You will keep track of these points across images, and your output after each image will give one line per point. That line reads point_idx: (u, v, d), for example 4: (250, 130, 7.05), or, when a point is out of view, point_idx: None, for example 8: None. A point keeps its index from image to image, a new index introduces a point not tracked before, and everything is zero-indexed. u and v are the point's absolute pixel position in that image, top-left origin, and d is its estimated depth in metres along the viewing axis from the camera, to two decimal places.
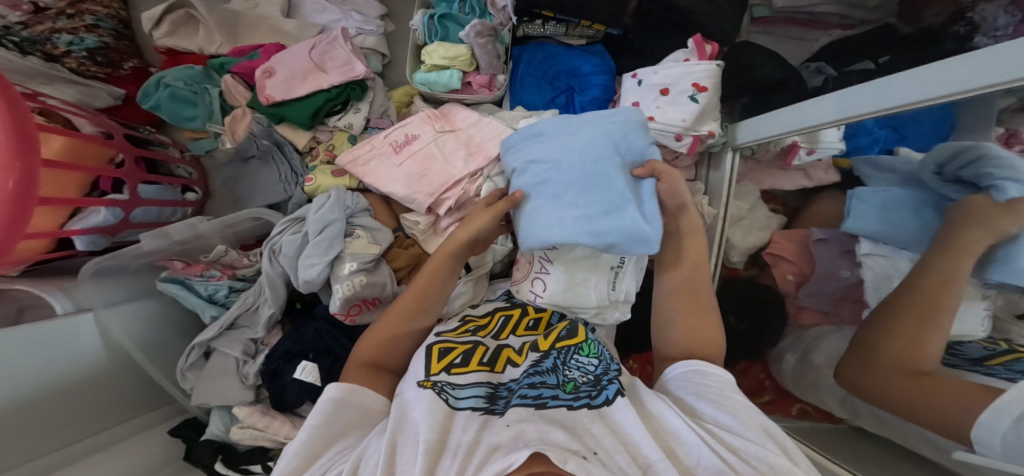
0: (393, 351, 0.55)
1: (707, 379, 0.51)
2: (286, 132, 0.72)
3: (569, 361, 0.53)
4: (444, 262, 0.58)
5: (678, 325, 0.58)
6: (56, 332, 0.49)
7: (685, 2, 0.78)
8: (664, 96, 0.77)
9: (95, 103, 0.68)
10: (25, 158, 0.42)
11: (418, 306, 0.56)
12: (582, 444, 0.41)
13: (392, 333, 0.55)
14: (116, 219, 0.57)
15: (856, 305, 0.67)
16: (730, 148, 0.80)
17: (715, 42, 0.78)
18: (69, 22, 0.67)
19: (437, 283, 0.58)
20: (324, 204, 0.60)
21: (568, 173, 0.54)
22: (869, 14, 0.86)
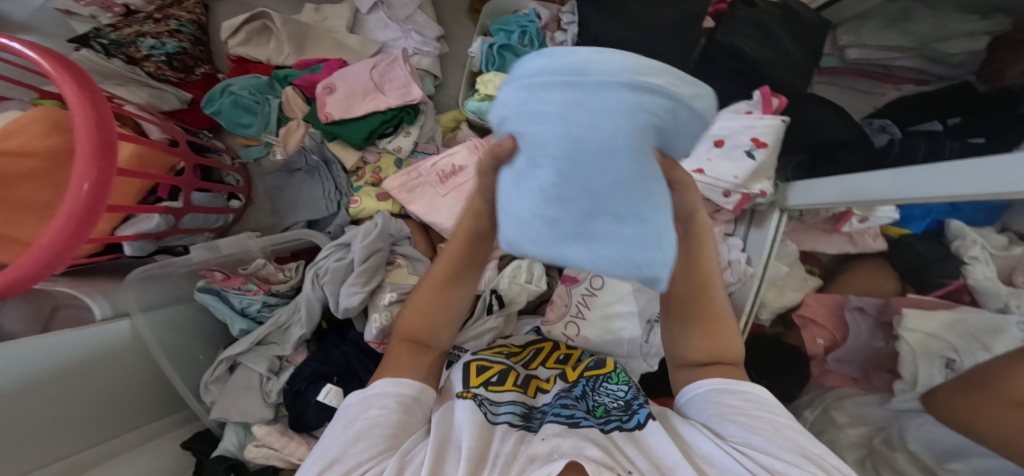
0: (432, 329, 0.50)
1: (740, 401, 0.46)
2: (337, 150, 0.73)
3: (598, 388, 0.53)
4: (468, 232, 0.48)
5: (693, 335, 0.51)
6: (95, 336, 0.52)
7: (752, 50, 0.76)
8: (718, 147, 0.75)
9: (161, 105, 0.71)
10: (99, 165, 0.44)
11: (450, 282, 0.50)
12: (615, 461, 0.40)
13: (429, 309, 0.50)
14: (166, 226, 0.58)
15: (889, 376, 0.65)
16: (778, 208, 0.77)
17: (784, 95, 0.75)
18: (155, 28, 0.72)
19: (458, 253, 0.49)
20: (371, 232, 0.61)
21: (592, 163, 0.28)
22: (950, 71, 0.74)
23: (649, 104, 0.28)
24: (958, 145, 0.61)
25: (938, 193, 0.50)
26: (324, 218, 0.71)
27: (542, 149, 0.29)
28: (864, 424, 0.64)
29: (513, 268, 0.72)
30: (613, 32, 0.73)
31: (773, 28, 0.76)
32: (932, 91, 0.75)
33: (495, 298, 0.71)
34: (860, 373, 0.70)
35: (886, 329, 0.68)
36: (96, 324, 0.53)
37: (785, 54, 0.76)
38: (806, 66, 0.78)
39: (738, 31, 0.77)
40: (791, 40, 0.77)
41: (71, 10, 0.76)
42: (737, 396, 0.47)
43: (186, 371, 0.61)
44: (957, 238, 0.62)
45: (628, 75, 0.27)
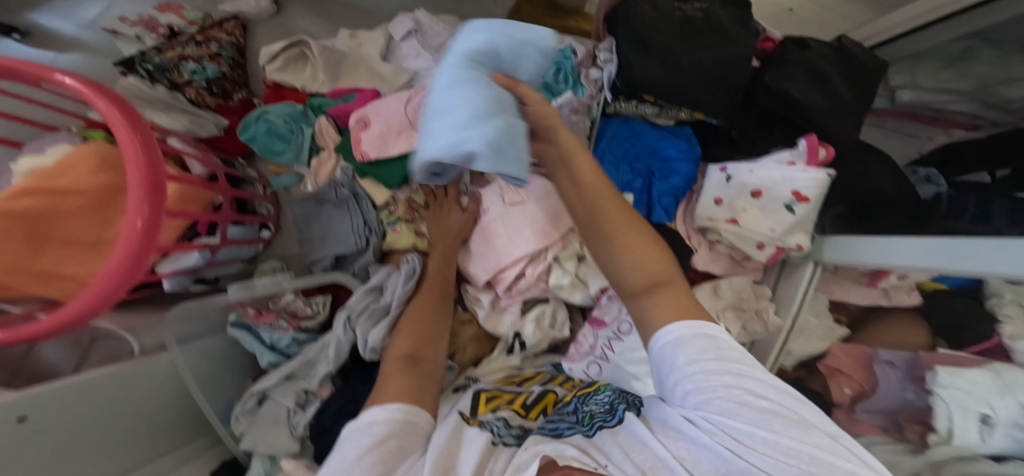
0: (428, 345, 0.58)
1: (716, 361, 0.41)
2: (368, 186, 0.74)
3: (587, 400, 0.53)
4: (443, 253, 0.70)
5: (628, 258, 0.51)
6: (133, 370, 0.56)
7: (803, 95, 0.69)
8: (755, 199, 0.72)
9: (201, 131, 0.71)
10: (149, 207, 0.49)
11: (433, 298, 0.64)
12: (593, 460, 0.40)
13: (420, 324, 0.60)
14: (203, 261, 0.60)
15: (923, 428, 0.64)
16: (812, 261, 0.75)
17: (831, 144, 0.70)
18: (197, 52, 0.75)
19: (441, 272, 0.68)
20: (409, 276, 0.68)
21: (450, 93, 0.45)
22: (1005, 117, 0.71)
23: (471, 43, 0.50)
24: (1005, 200, 0.60)
25: (988, 271, 0.49)
26: (352, 252, 0.72)
27: (433, 98, 0.46)
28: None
29: (538, 312, 0.73)
30: (655, 78, 0.69)
31: (828, 71, 0.70)
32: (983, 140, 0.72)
33: (518, 342, 0.73)
34: (891, 423, 0.69)
35: (917, 381, 0.66)
36: (137, 358, 0.57)
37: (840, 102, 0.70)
38: (859, 112, 0.72)
39: (789, 75, 0.71)
40: (846, 86, 0.71)
41: (117, 30, 0.78)
42: (712, 356, 0.42)
43: (215, 399, 0.63)
44: (994, 295, 0.54)
45: (485, 31, 0.51)
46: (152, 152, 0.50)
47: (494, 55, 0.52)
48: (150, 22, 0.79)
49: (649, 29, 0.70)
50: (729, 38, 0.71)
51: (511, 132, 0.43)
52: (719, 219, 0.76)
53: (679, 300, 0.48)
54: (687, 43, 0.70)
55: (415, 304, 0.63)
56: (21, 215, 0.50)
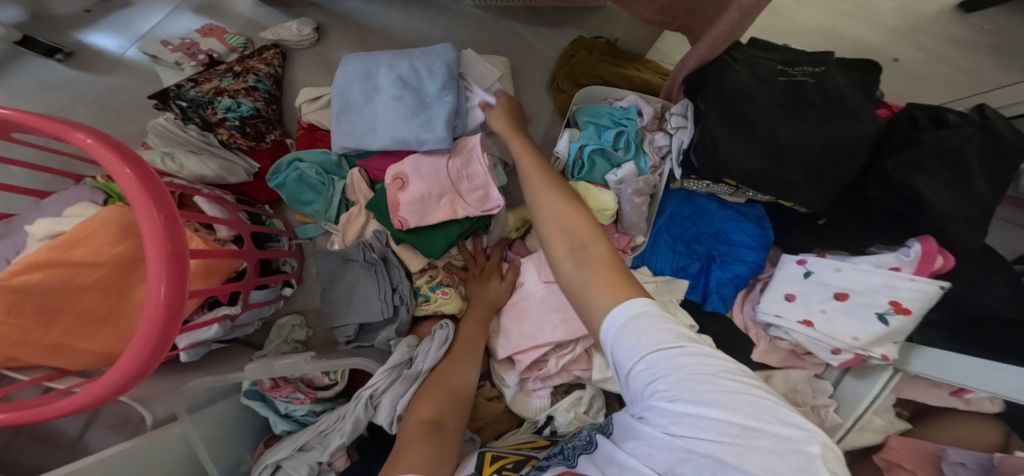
0: (448, 408, 0.54)
1: (641, 336, 0.33)
2: (404, 253, 0.69)
3: (573, 439, 0.46)
4: (477, 307, 0.66)
5: (545, 214, 0.48)
6: (146, 449, 0.52)
7: (939, 199, 0.53)
8: (840, 301, 0.62)
9: (230, 178, 0.65)
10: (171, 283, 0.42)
11: (461, 358, 0.60)
12: None
13: (447, 387, 0.56)
14: (222, 333, 0.56)
15: None
16: (892, 367, 0.61)
17: (950, 252, 0.57)
18: (233, 85, 0.69)
19: (472, 331, 0.64)
20: (443, 340, 0.62)
21: (380, 95, 0.67)
22: None
23: (399, 65, 0.68)
24: None
25: None
26: (378, 321, 0.67)
27: (365, 99, 0.68)
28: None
29: (574, 399, 0.66)
30: (748, 164, 0.58)
31: (970, 163, 0.53)
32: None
33: (549, 428, 0.65)
34: None
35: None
36: (148, 434, 0.53)
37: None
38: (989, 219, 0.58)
39: (920, 166, 0.55)
40: (993, 188, 0.54)
41: (157, 54, 0.73)
42: (641, 331, 0.33)
43: (228, 467, 0.60)
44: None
45: (388, 57, 0.69)
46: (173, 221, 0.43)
47: (416, 74, 0.68)
48: (191, 47, 0.73)
49: (751, 103, 0.57)
50: (851, 114, 0.57)
51: (430, 122, 0.65)
52: (791, 319, 0.66)
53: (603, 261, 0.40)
54: (793, 120, 0.57)
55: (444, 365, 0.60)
56: (29, 290, 0.46)
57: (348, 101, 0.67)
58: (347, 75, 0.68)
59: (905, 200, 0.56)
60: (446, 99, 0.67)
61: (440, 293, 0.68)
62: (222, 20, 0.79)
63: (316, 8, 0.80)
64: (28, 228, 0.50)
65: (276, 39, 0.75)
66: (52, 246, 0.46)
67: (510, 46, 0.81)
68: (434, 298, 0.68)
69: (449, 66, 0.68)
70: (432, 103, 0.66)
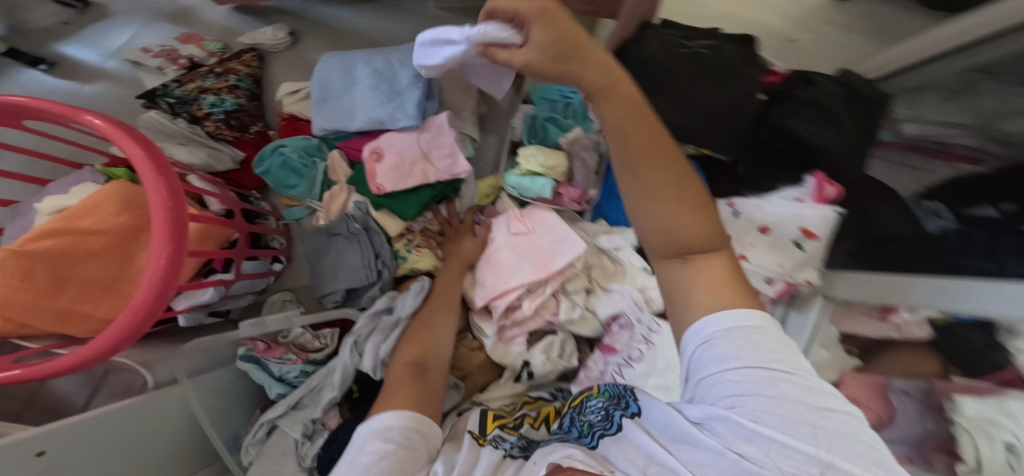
0: (428, 356, 0.57)
1: (744, 348, 0.31)
2: (381, 218, 0.75)
3: (586, 406, 0.44)
4: (451, 269, 0.71)
5: (653, 198, 0.35)
6: (147, 405, 0.54)
7: (809, 135, 0.70)
8: (765, 234, 0.71)
9: (218, 166, 0.71)
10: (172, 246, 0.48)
11: (438, 314, 0.63)
12: (601, 464, 0.35)
13: (425, 338, 0.59)
14: (218, 297, 0.61)
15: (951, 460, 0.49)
16: (822, 295, 0.74)
17: (840, 184, 0.70)
18: (216, 84, 0.76)
19: (446, 291, 0.68)
20: (419, 291, 0.68)
21: (358, 86, 0.76)
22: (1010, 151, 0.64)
23: (374, 60, 0.78)
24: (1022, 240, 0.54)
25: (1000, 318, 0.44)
26: (362, 285, 0.73)
27: (345, 89, 0.77)
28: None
29: (546, 344, 0.72)
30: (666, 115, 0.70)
31: (831, 111, 0.71)
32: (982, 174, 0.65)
33: (525, 372, 0.72)
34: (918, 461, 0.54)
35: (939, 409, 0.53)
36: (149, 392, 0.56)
37: (844, 142, 0.71)
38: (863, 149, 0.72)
39: (796, 114, 0.72)
40: None
41: (139, 60, 0.79)
42: (733, 339, 0.31)
43: (226, 432, 0.63)
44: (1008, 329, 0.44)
45: (364, 53, 0.79)
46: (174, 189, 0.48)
47: (389, 66, 0.78)
48: (172, 53, 0.79)
49: (659, 68, 0.71)
50: (740, 76, 0.71)
51: (404, 104, 0.75)
52: None
53: (735, 277, 0.35)
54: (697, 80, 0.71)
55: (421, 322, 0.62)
56: (40, 255, 0.50)
57: (329, 91, 0.76)
58: (327, 68, 0.77)
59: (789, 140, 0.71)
60: (417, 84, 0.76)
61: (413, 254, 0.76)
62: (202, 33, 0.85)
63: (289, 16, 0.88)
64: (37, 205, 0.55)
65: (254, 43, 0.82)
66: (61, 215, 0.51)
67: None
68: (410, 255, 0.76)
69: None
70: (402, 90, 0.75)
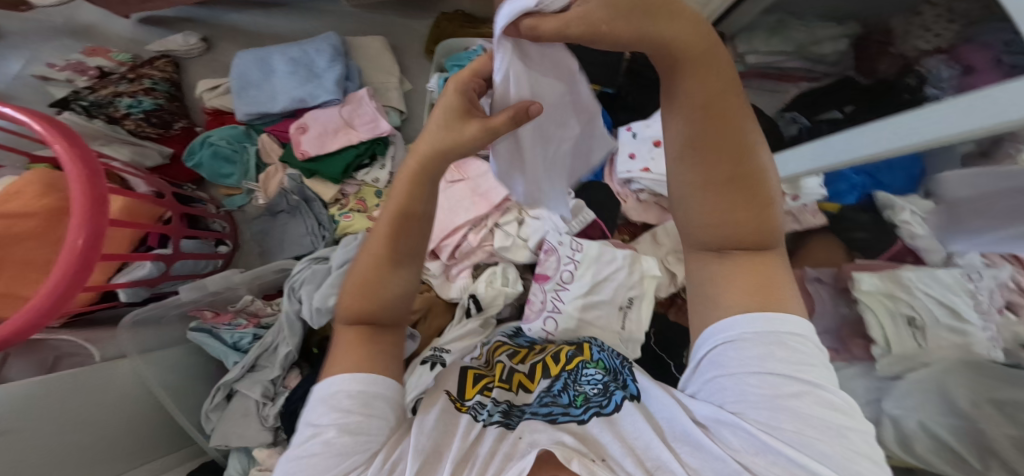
0: (384, 308, 0.42)
1: (761, 359, 0.37)
2: (315, 186, 0.78)
3: (580, 378, 0.54)
4: (404, 191, 0.39)
5: (710, 205, 0.38)
6: (98, 374, 0.56)
7: None
8: (658, 146, 0.84)
9: (146, 161, 0.73)
10: (96, 220, 0.50)
11: (387, 263, 0.41)
12: (592, 449, 0.45)
13: (376, 292, 0.41)
14: (158, 273, 0.62)
15: (865, 341, 0.72)
16: None
17: None
18: (130, 87, 0.77)
19: (407, 224, 0.40)
20: (352, 243, 0.71)
21: (276, 73, 0.81)
22: (831, 68, 0.81)
23: (290, 50, 0.83)
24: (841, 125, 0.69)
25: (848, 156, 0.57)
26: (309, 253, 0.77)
27: (262, 76, 0.81)
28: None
29: (489, 273, 0.78)
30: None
31: None
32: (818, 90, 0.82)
33: (473, 301, 0.77)
34: (839, 344, 0.76)
35: (843, 295, 0.78)
36: (96, 364, 0.57)
37: None
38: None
39: None
40: None
41: (46, 76, 0.80)
42: (756, 348, 0.37)
43: (187, 406, 0.64)
44: (888, 208, 0.80)
45: (281, 46, 0.84)
46: (91, 165, 0.51)
47: (305, 53, 0.83)
48: (78, 65, 0.80)
49: None
50: None
51: (322, 84, 0.80)
52: (634, 171, 0.85)
53: (770, 284, 0.39)
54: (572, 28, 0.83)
55: (363, 271, 0.41)
56: None
57: (244, 78, 0.80)
58: (244, 61, 0.82)
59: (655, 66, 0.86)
60: (334, 67, 0.82)
61: (342, 219, 0.77)
62: (111, 44, 0.94)
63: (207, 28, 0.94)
64: None
65: (165, 50, 0.88)
66: None
67: (385, 31, 0.99)
68: (340, 221, 0.77)
69: (333, 45, 0.84)
70: (320, 72, 0.81)
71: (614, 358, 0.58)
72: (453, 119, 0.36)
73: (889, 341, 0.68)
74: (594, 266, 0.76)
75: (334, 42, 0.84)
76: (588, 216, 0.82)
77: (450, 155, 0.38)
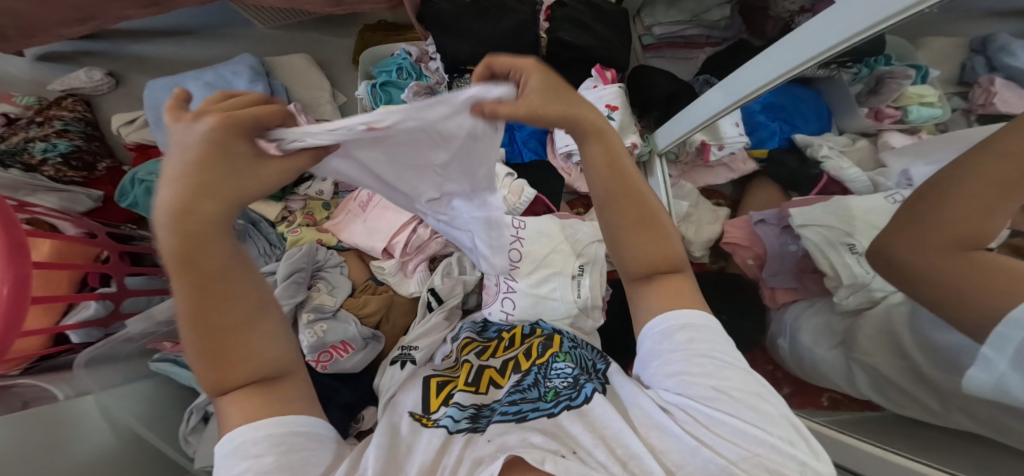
0: (253, 363, 0.39)
1: (689, 342, 0.50)
2: (257, 208, 0.83)
3: (549, 373, 0.61)
4: (200, 256, 0.35)
5: (632, 245, 0.53)
6: (59, 413, 0.59)
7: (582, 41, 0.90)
8: None
9: (75, 206, 0.78)
10: (18, 264, 0.50)
11: (230, 328, 0.37)
12: (562, 445, 0.49)
13: (235, 354, 0.38)
14: (106, 311, 0.68)
15: (815, 276, 0.81)
16: (655, 155, 0.94)
17: (614, 68, 0.90)
18: (41, 131, 0.81)
19: (225, 284, 0.37)
20: (296, 254, 0.75)
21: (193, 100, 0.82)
22: (725, 33, 0.98)
23: (204, 75, 0.85)
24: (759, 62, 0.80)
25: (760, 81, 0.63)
26: None
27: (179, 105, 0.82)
28: (824, 331, 0.81)
29: (445, 265, 0.82)
30: (468, 51, 0.85)
31: (587, 22, 0.92)
32: (721, 52, 0.97)
33: (433, 296, 0.79)
34: (796, 282, 0.85)
35: (789, 233, 0.85)
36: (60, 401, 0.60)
37: (603, 39, 0.92)
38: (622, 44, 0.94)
39: (564, 28, 0.91)
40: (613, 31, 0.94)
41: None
42: (681, 336, 0.50)
43: (161, 430, 0.70)
44: (808, 146, 0.87)
45: (195, 73, 0.86)
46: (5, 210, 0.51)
47: (222, 77, 0.85)
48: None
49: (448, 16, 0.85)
50: (510, 9, 0.89)
51: None
52: (570, 145, 0.88)
53: (681, 291, 0.54)
54: (481, 20, 0.87)
55: (201, 345, 0.37)
56: None
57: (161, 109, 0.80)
58: (156, 92, 0.82)
59: (565, 45, 0.90)
60: (256, 87, 0.84)
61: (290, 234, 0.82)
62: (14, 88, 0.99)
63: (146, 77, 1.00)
64: None
65: (70, 89, 0.94)
66: None
67: (313, 51, 1.04)
68: (288, 236, 0.81)
69: (252, 67, 0.86)
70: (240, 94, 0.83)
71: (581, 356, 0.66)
72: (230, 170, 0.33)
73: (838, 272, 0.76)
74: (540, 241, 0.79)
75: (251, 64, 0.87)
76: (530, 194, 0.83)
77: (232, 198, 0.34)
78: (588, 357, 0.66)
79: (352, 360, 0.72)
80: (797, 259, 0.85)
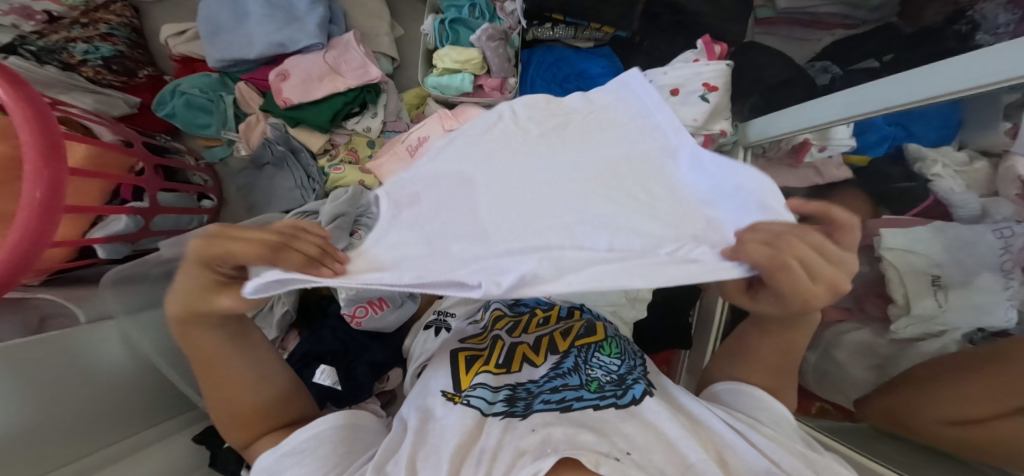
0: (254, 407, 0.49)
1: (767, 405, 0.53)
2: (301, 135, 0.80)
3: (591, 360, 0.57)
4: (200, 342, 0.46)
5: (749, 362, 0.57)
6: (79, 338, 0.57)
7: (692, 4, 0.80)
8: (675, 96, 0.77)
9: (112, 111, 0.75)
10: (54, 168, 0.45)
11: (235, 387, 0.49)
12: (613, 445, 0.44)
13: (245, 405, 0.49)
14: (138, 228, 0.63)
15: (881, 300, 0.73)
16: (741, 146, 0.86)
17: (724, 43, 0.79)
18: (84, 32, 0.76)
19: (216, 355, 0.47)
20: (342, 197, 0.70)
21: (243, 14, 0.78)
22: (870, 15, 0.86)
23: None
24: (875, 63, 0.79)
25: (920, 99, 0.55)
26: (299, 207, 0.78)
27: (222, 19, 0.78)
28: (864, 351, 0.74)
29: None
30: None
31: None
32: (854, 36, 0.86)
33: None
34: (853, 302, 0.75)
35: (867, 252, 0.74)
36: (87, 326, 0.59)
37: (718, 4, 0.80)
38: (740, 12, 0.82)
39: None
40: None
41: None
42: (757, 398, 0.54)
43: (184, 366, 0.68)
44: (917, 160, 0.73)
45: None
46: (44, 111, 0.46)
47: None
48: (24, 8, 0.71)
49: None
50: None
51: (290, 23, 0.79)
52: None
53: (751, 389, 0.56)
54: None
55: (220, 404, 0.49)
56: None
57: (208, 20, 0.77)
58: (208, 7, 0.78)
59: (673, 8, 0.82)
60: (316, 11, 0.79)
61: (333, 171, 0.78)
62: None
63: None
64: None
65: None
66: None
67: None
68: (332, 173, 0.77)
69: None
70: (304, 15, 0.79)
71: (628, 351, 0.61)
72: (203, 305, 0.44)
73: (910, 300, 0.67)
74: None
75: None
76: None
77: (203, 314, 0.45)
78: (634, 352, 0.62)
79: (387, 319, 0.69)
80: (864, 280, 0.73)
